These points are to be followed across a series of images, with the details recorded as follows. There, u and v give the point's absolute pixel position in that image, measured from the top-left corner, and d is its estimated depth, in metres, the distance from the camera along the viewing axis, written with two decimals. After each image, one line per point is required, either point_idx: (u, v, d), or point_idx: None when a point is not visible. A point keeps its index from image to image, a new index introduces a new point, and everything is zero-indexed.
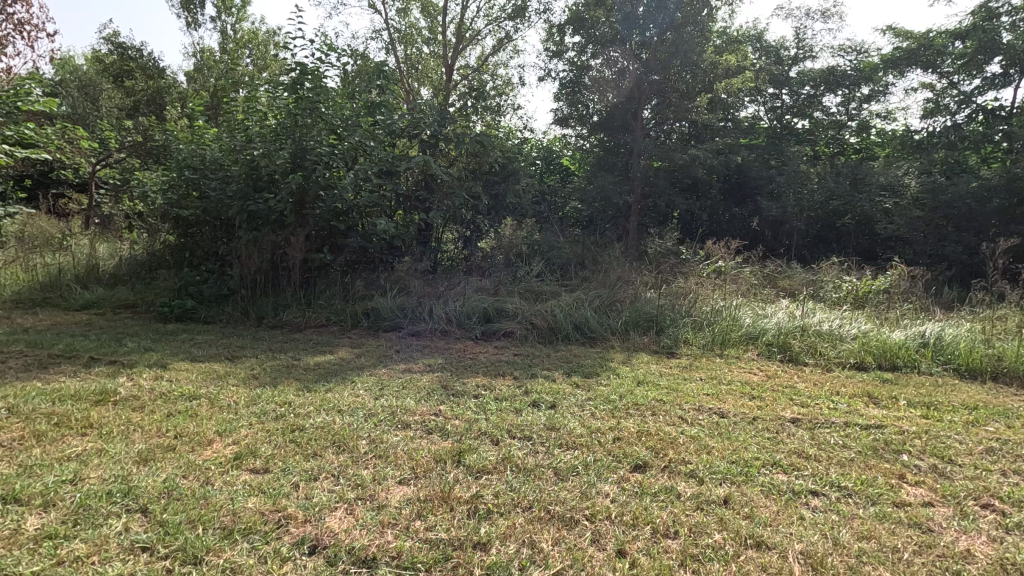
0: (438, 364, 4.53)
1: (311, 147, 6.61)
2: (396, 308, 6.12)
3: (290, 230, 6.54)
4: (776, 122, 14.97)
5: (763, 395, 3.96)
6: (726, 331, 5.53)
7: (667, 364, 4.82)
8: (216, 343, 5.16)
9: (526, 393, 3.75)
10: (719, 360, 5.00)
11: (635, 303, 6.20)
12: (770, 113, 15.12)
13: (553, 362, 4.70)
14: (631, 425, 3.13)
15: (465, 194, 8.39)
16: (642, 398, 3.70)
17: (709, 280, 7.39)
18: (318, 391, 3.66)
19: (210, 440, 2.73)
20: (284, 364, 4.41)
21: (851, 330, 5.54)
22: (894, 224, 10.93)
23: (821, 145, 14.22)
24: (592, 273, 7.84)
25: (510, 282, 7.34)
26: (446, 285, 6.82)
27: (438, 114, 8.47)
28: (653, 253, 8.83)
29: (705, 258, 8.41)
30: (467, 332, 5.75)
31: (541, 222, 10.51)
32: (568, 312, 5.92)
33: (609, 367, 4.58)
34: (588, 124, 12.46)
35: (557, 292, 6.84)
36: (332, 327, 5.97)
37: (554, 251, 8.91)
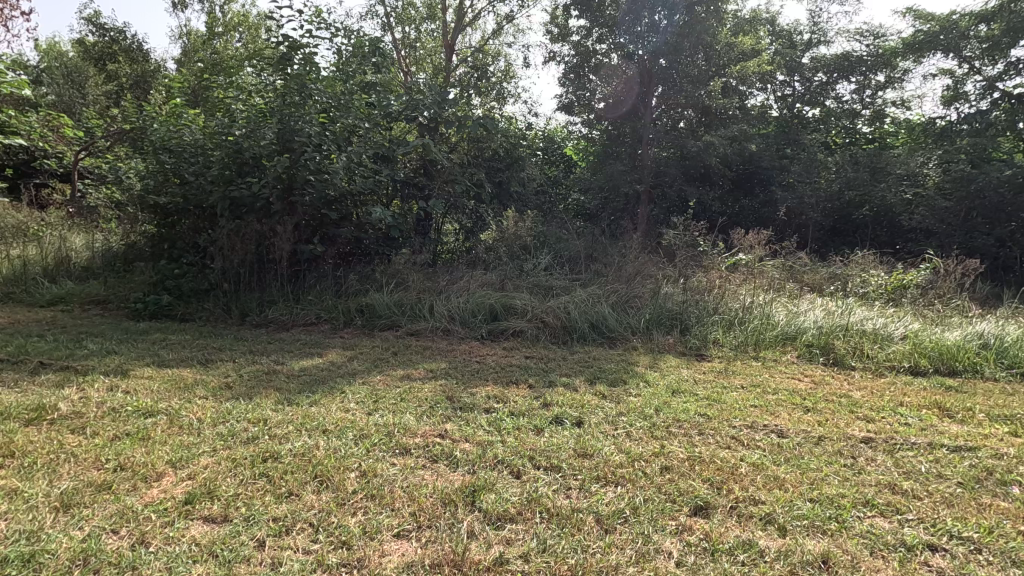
0: (441, 369, 3.97)
1: (299, 127, 6.02)
2: (394, 305, 5.55)
3: (277, 219, 5.96)
4: (786, 110, 14.24)
5: (819, 408, 3.41)
6: (759, 331, 5.00)
7: (699, 368, 4.28)
8: (191, 344, 4.59)
9: (545, 406, 3.20)
10: (756, 364, 4.45)
11: (656, 299, 5.66)
12: (780, 101, 14.45)
13: (572, 366, 4.15)
14: (679, 450, 2.58)
15: (467, 181, 7.81)
16: (682, 413, 3.15)
17: (731, 273, 6.86)
18: (301, 404, 3.09)
19: (159, 476, 2.17)
20: (264, 369, 3.83)
21: (898, 329, 5.01)
22: (917, 215, 10.39)
23: (832, 134, 13.34)
24: (605, 267, 7.30)
25: (518, 276, 6.79)
26: (448, 279, 6.26)
27: (437, 95, 7.89)
28: (668, 245, 8.28)
29: (724, 251, 7.87)
30: (472, 331, 5.20)
31: (547, 212, 9.94)
32: (584, 309, 5.36)
33: (636, 373, 4.03)
34: (594, 112, 11.87)
35: (569, 287, 6.29)
36: (322, 325, 5.41)
37: (562, 243, 8.36)
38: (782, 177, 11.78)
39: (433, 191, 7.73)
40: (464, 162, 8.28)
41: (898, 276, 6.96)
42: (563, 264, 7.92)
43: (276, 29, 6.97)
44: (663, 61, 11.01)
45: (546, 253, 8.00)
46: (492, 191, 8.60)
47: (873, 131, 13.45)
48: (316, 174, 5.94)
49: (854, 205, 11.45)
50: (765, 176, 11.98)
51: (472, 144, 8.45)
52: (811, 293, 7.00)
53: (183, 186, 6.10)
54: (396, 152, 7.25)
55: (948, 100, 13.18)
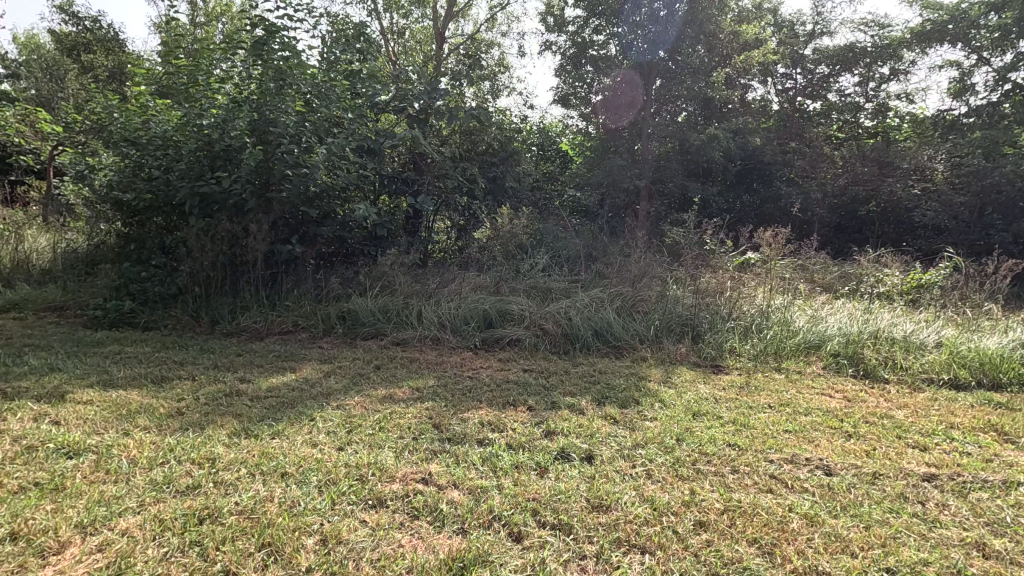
0: (428, 387, 3.51)
1: (275, 117, 5.53)
2: (379, 311, 5.08)
3: (252, 218, 5.47)
4: (786, 104, 13.54)
5: (862, 433, 2.98)
6: (780, 339, 4.55)
7: (717, 383, 3.84)
8: (150, 357, 4.11)
9: (548, 435, 2.75)
10: (779, 377, 4.01)
11: (665, 303, 5.21)
12: (780, 94, 13.86)
13: (576, 382, 3.71)
14: (713, 498, 2.13)
15: (459, 176, 7.33)
16: (708, 442, 2.70)
17: (742, 274, 6.42)
18: (259, 437, 2.60)
19: (61, 548, 1.70)
20: (226, 390, 3.35)
21: (931, 336, 4.59)
22: (929, 211, 10.00)
23: (833, 129, 12.55)
24: (607, 268, 6.85)
25: (514, 278, 6.33)
26: (438, 282, 5.79)
27: (427, 85, 7.40)
28: (672, 244, 7.85)
29: (732, 250, 7.45)
30: (464, 340, 4.74)
31: (543, 209, 9.49)
32: (586, 315, 4.90)
33: (649, 390, 3.58)
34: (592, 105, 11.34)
35: (569, 289, 5.84)
36: (300, 334, 4.93)
37: (560, 241, 7.91)
38: (786, 172, 11.35)
39: (423, 187, 7.24)
40: (455, 156, 7.79)
41: (917, 276, 6.55)
42: (561, 264, 7.45)
43: (251, 11, 6.45)
44: (663, 52, 10.55)
45: (543, 252, 7.54)
46: (485, 187, 8.12)
47: (875, 126, 12.73)
48: (294, 168, 5.44)
49: (860, 201, 11.07)
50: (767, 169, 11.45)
51: (465, 137, 7.97)
52: (826, 295, 6.58)
53: (148, 182, 5.58)
54: (383, 146, 6.74)
55: (955, 92, 12.83)
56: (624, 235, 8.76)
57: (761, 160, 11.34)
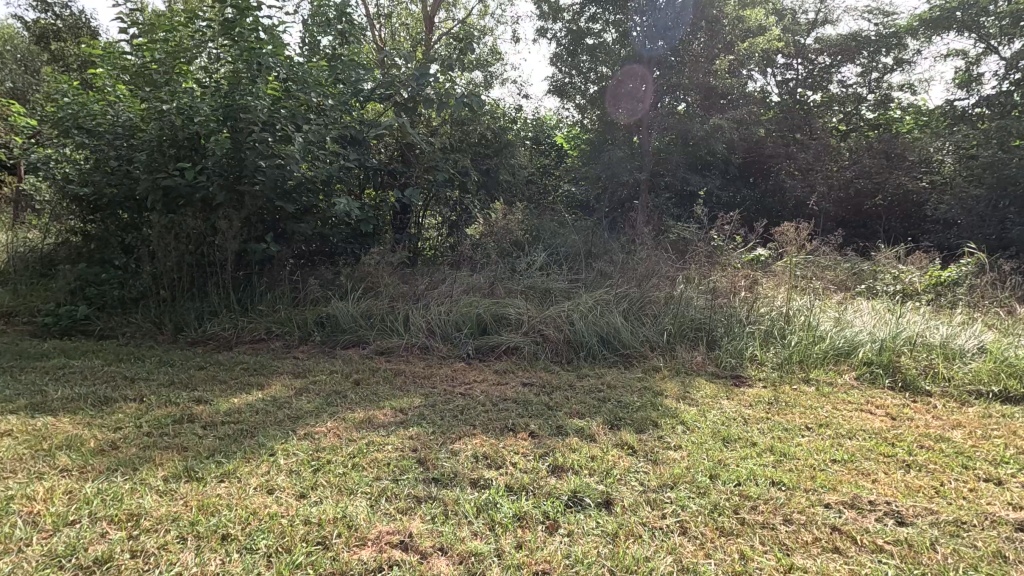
0: (414, 408, 3.05)
1: (245, 101, 5.01)
2: (362, 316, 4.61)
3: (221, 214, 4.97)
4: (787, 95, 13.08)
5: (924, 463, 2.54)
6: (804, 345, 4.12)
7: (742, 399, 3.40)
8: (98, 372, 3.61)
9: (556, 474, 2.29)
10: (809, 390, 3.58)
11: (675, 306, 4.78)
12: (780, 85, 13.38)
13: (584, 399, 3.26)
14: (771, 567, 1.69)
15: (450, 167, 6.86)
16: (749, 481, 2.25)
17: (753, 272, 6.01)
18: (202, 482, 2.13)
19: None
20: (176, 413, 2.88)
21: (972, 340, 4.16)
22: (942, 205, 9.60)
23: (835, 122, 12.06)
24: (609, 267, 6.41)
25: (510, 277, 5.88)
26: (428, 282, 5.32)
27: (416, 69, 6.91)
28: (676, 241, 7.42)
29: (740, 247, 7.02)
30: (456, 349, 4.28)
31: (539, 203, 9.04)
32: (591, 319, 4.46)
33: (666, 408, 3.14)
34: (588, 97, 10.87)
35: (570, 290, 5.39)
36: (273, 342, 4.45)
37: (558, 238, 7.46)
38: (790, 165, 10.95)
39: (411, 180, 6.77)
40: (446, 147, 7.32)
41: (937, 273, 6.15)
42: (559, 262, 7.00)
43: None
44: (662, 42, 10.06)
45: (539, 249, 7.08)
46: (478, 180, 7.66)
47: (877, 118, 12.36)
48: (267, 158, 4.94)
49: (867, 194, 10.70)
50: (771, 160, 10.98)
51: (456, 126, 7.49)
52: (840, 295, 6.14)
53: (106, 174, 5.07)
54: (367, 135, 6.25)
55: (962, 83, 12.45)
56: (625, 231, 8.32)
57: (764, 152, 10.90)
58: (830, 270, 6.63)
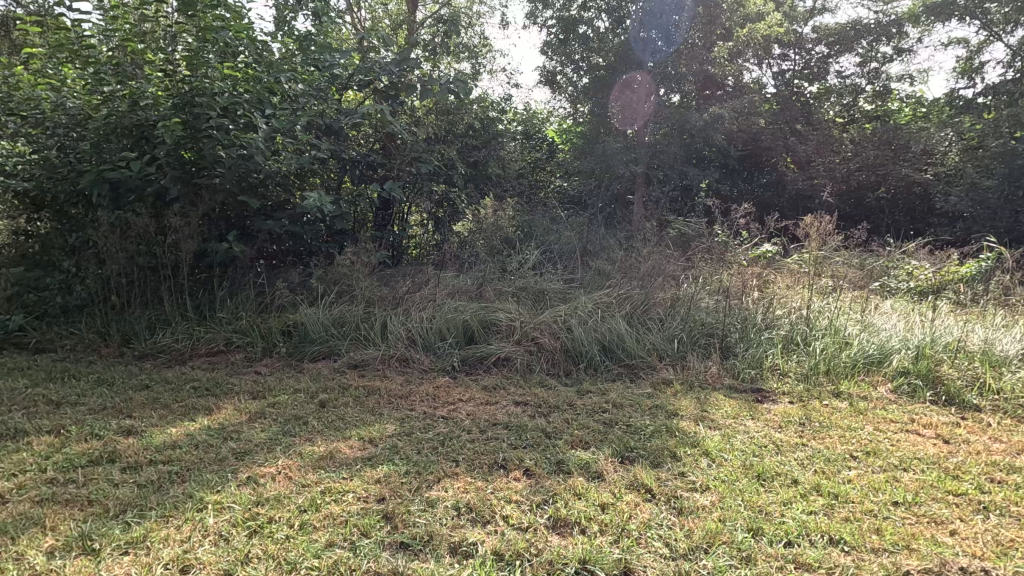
0: (387, 438, 2.57)
1: (201, 85, 4.46)
2: (335, 324, 4.11)
3: (177, 211, 4.45)
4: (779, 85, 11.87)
5: (1006, 506, 2.09)
6: (831, 353, 3.68)
7: (770, 419, 2.94)
8: (20, 395, 3.10)
9: (559, 534, 1.82)
10: (843, 407, 3.13)
11: (683, 310, 4.32)
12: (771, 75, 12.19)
13: (587, 423, 2.78)
14: None
15: (435, 160, 6.34)
16: (803, 540, 1.80)
17: (763, 270, 5.57)
18: (100, 558, 1.64)
19: None
20: (96, 450, 2.38)
21: (1016, 345, 3.72)
22: (952, 198, 9.23)
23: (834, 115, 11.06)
24: (607, 266, 5.95)
25: (500, 278, 5.40)
26: (410, 284, 4.82)
27: (397, 54, 6.35)
28: (676, 236, 6.98)
29: (744, 243, 6.57)
30: (439, 361, 3.79)
31: (530, 198, 8.54)
32: (591, 325, 3.98)
33: (684, 433, 2.67)
34: (579, 89, 10.32)
35: (567, 292, 4.92)
36: (234, 354, 3.94)
37: (550, 234, 6.98)
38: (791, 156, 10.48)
39: (392, 173, 6.25)
40: (431, 138, 6.80)
41: (954, 269, 5.78)
42: (553, 260, 6.53)
43: None
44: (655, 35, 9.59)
45: (532, 247, 6.60)
46: (465, 173, 7.15)
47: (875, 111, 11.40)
48: (227, 149, 4.41)
49: (870, 186, 10.30)
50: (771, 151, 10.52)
51: (442, 116, 6.97)
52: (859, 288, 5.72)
53: (43, 167, 4.50)
54: (342, 125, 5.71)
55: (963, 73, 12.06)
56: (621, 228, 7.85)
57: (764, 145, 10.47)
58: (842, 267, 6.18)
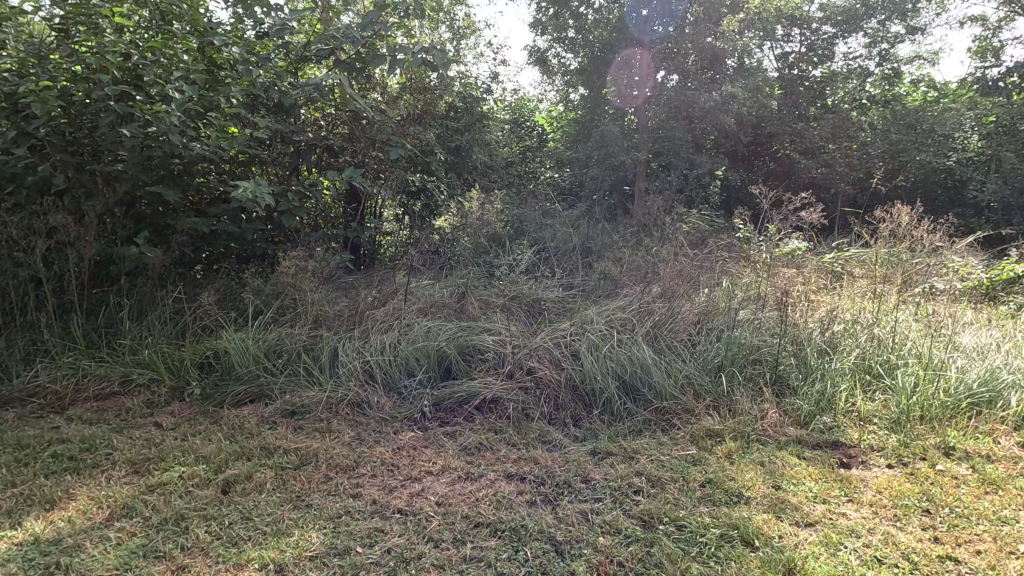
0: (308, 568, 1.63)
1: (94, 45, 3.41)
2: (270, 353, 3.13)
3: (69, 207, 3.44)
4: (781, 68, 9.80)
5: None
6: (925, 390, 2.77)
7: (879, 504, 2.02)
8: None
9: None
10: (968, 475, 2.23)
11: (719, 330, 3.39)
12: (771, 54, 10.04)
13: (617, 525, 1.86)
14: None
15: (407, 144, 5.35)
16: None
17: (800, 275, 4.67)
18: None
19: None
20: None
21: None
22: (986, 185, 8.32)
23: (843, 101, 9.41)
24: (614, 270, 5.04)
25: (486, 286, 4.46)
26: (374, 296, 3.85)
27: (361, 18, 5.27)
28: (688, 232, 6.08)
29: (768, 240, 5.66)
30: (406, 405, 2.84)
31: (519, 190, 7.57)
32: (604, 354, 3.04)
33: (765, 544, 1.75)
34: (568, 74, 9.28)
35: (570, 307, 3.98)
36: (132, 397, 2.96)
37: (543, 231, 6.03)
38: (796, 145, 9.36)
39: (357, 161, 5.25)
40: (404, 119, 5.78)
41: (1013, 268, 4.94)
42: (549, 262, 5.59)
43: None
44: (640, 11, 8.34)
45: (524, 246, 5.65)
46: (445, 161, 6.17)
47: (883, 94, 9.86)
48: (128, 127, 3.39)
49: (889, 174, 9.45)
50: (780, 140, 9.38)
51: (418, 96, 5.98)
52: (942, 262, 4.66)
53: None
54: (292, 102, 4.71)
55: (979, 53, 11.17)
56: (622, 224, 6.92)
57: (771, 134, 9.31)
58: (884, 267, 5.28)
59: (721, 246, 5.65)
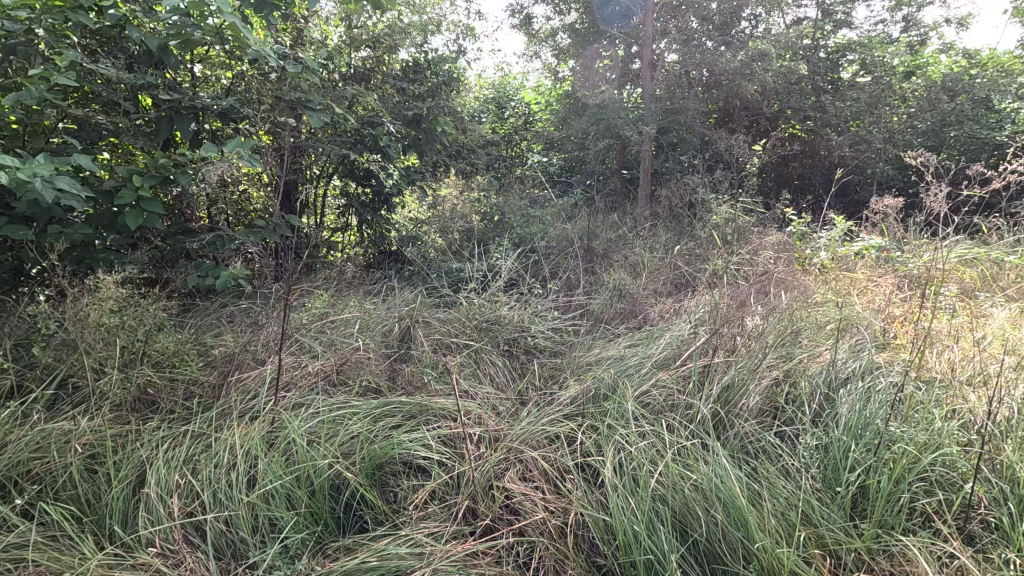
0: None
1: None
2: (14, 479, 1.61)
3: None
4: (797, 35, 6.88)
5: None
6: None
7: None
8: None
9: None
10: None
11: (832, 413, 1.97)
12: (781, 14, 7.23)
13: None
14: None
15: (338, 110, 3.81)
16: None
17: (892, 299, 3.35)
18: None
19: None
20: None
21: None
22: None
23: (881, 62, 6.90)
24: (631, 284, 3.63)
25: (448, 314, 2.99)
26: (259, 343, 2.38)
27: None
28: (721, 226, 4.65)
29: (830, 245, 4.30)
30: None
31: (502, 178, 6.09)
32: (644, 481, 1.58)
33: None
34: (554, 47, 7.47)
35: (578, 362, 2.57)
36: None
37: (531, 230, 4.57)
38: (813, 121, 7.13)
39: (271, 135, 3.73)
40: (339, 79, 4.24)
41: None
42: (540, 271, 4.14)
43: None
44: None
45: (504, 246, 4.18)
46: (399, 137, 4.63)
47: (908, 59, 7.12)
48: None
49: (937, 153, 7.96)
50: (795, 114, 7.16)
51: (366, 51, 4.46)
52: None
53: None
54: (165, 47, 3.19)
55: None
56: (629, 221, 5.48)
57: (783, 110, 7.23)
58: (986, 289, 3.92)
59: (766, 245, 4.23)
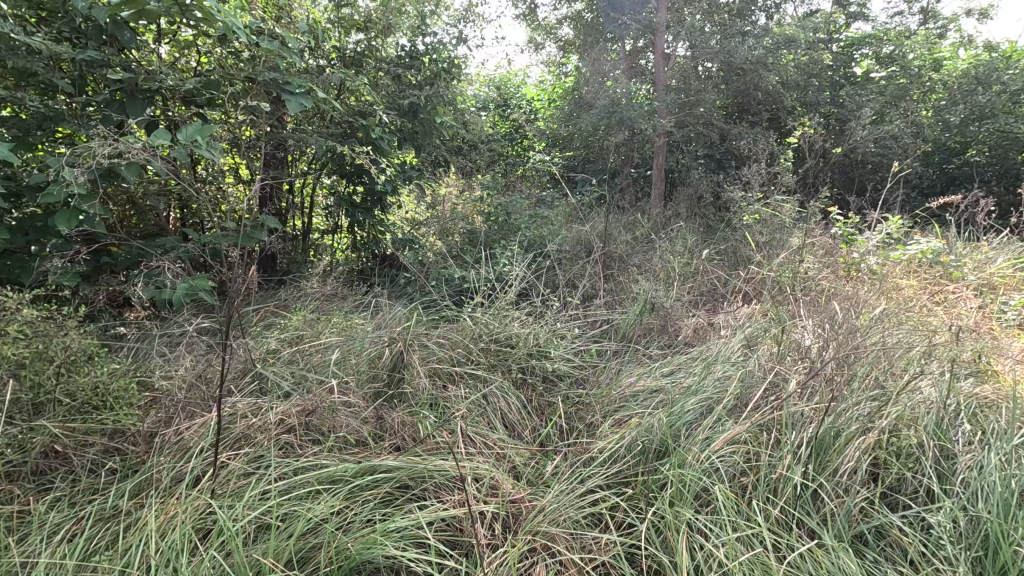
0: None
1: None
2: None
3: None
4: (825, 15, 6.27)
5: None
6: None
7: None
8: None
9: None
10: None
11: (969, 481, 1.46)
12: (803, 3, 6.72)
13: None
14: None
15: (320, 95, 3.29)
16: None
17: (969, 316, 2.84)
18: None
19: None
20: None
21: None
22: None
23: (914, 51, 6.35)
24: (661, 295, 3.13)
25: (449, 334, 2.48)
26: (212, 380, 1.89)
27: None
28: (754, 227, 4.15)
29: (878, 249, 3.80)
30: None
31: (507, 177, 5.61)
32: None
33: None
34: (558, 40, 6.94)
35: (609, 399, 2.07)
36: None
37: (541, 232, 4.08)
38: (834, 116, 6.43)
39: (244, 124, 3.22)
40: (323, 62, 3.71)
41: None
42: (553, 279, 3.64)
43: None
44: None
45: (512, 251, 3.69)
46: (394, 129, 4.13)
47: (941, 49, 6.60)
48: None
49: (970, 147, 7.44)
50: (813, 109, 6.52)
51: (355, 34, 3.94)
52: None
53: None
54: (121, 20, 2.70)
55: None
56: (647, 222, 4.99)
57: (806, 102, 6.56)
58: None
59: (809, 249, 3.73)
